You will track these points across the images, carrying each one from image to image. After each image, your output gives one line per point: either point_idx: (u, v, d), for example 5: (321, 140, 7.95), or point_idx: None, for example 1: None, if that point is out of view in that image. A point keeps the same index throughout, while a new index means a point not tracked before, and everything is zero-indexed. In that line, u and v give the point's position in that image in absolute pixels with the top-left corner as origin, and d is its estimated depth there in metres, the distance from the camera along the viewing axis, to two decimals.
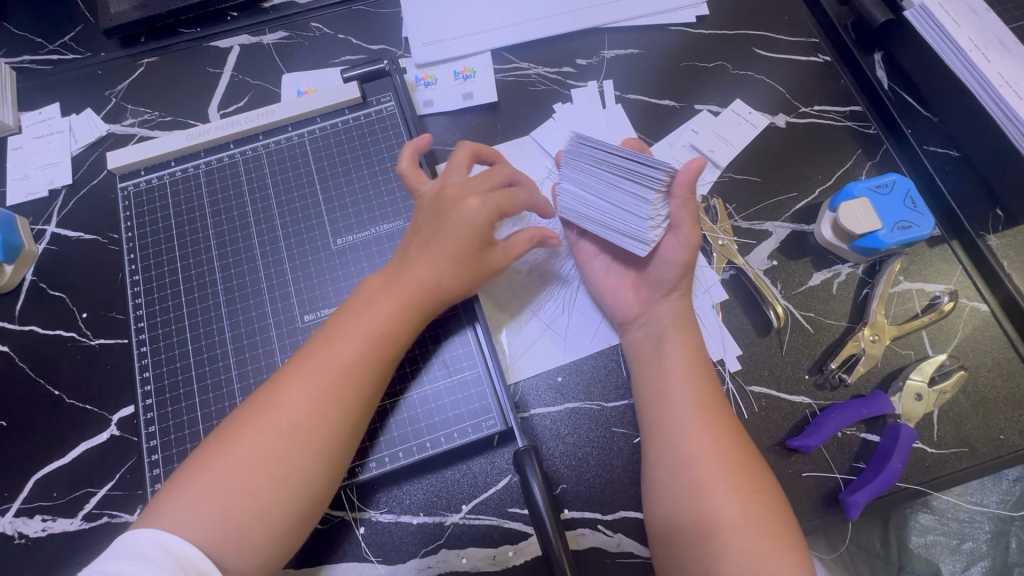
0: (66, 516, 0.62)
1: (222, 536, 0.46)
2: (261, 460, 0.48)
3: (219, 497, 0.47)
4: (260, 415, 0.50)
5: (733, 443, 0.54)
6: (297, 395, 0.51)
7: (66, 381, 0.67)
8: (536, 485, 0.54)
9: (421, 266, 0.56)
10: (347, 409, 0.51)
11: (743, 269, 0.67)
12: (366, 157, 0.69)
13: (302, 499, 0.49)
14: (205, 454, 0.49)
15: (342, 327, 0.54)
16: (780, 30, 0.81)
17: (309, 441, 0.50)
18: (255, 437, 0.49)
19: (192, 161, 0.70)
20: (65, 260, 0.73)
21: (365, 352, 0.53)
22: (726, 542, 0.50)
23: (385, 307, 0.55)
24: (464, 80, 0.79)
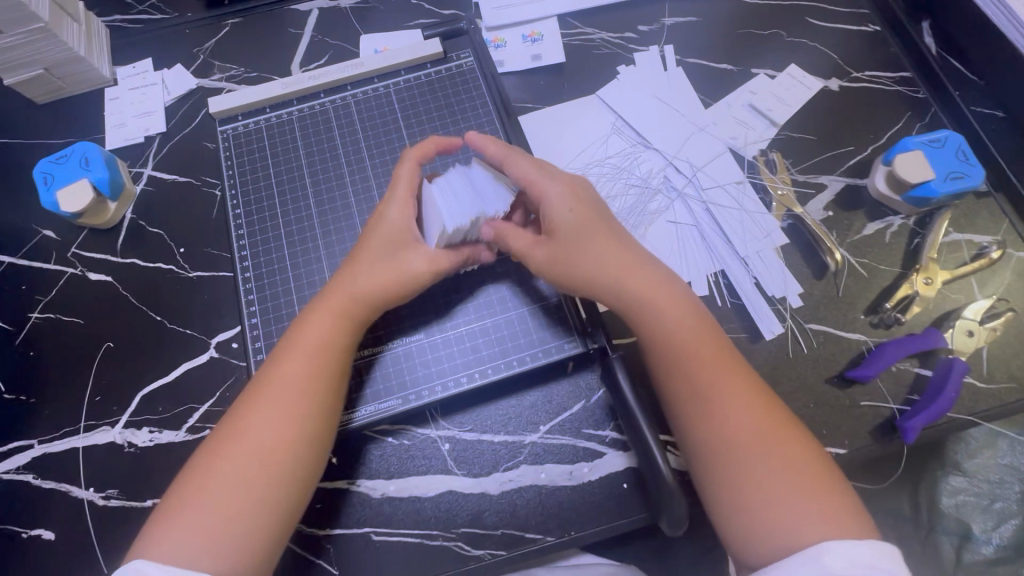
0: (171, 428, 0.66)
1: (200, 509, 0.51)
2: (233, 488, 0.52)
3: (223, 467, 0.53)
4: (226, 446, 0.54)
5: (740, 389, 0.54)
6: (286, 364, 0.57)
7: (167, 309, 0.72)
8: (627, 388, 0.60)
9: (403, 245, 0.60)
10: (310, 419, 0.56)
11: (802, 216, 0.72)
12: (448, 106, 0.74)
13: (289, 507, 0.54)
14: (223, 432, 0.55)
15: (317, 308, 0.59)
16: (832, 1, 0.86)
17: (276, 457, 0.54)
18: (225, 468, 0.53)
19: (286, 108, 0.75)
20: (162, 200, 0.78)
21: (309, 365, 0.57)
22: (756, 496, 0.50)
23: (333, 322, 0.59)
24: (533, 43, 0.84)
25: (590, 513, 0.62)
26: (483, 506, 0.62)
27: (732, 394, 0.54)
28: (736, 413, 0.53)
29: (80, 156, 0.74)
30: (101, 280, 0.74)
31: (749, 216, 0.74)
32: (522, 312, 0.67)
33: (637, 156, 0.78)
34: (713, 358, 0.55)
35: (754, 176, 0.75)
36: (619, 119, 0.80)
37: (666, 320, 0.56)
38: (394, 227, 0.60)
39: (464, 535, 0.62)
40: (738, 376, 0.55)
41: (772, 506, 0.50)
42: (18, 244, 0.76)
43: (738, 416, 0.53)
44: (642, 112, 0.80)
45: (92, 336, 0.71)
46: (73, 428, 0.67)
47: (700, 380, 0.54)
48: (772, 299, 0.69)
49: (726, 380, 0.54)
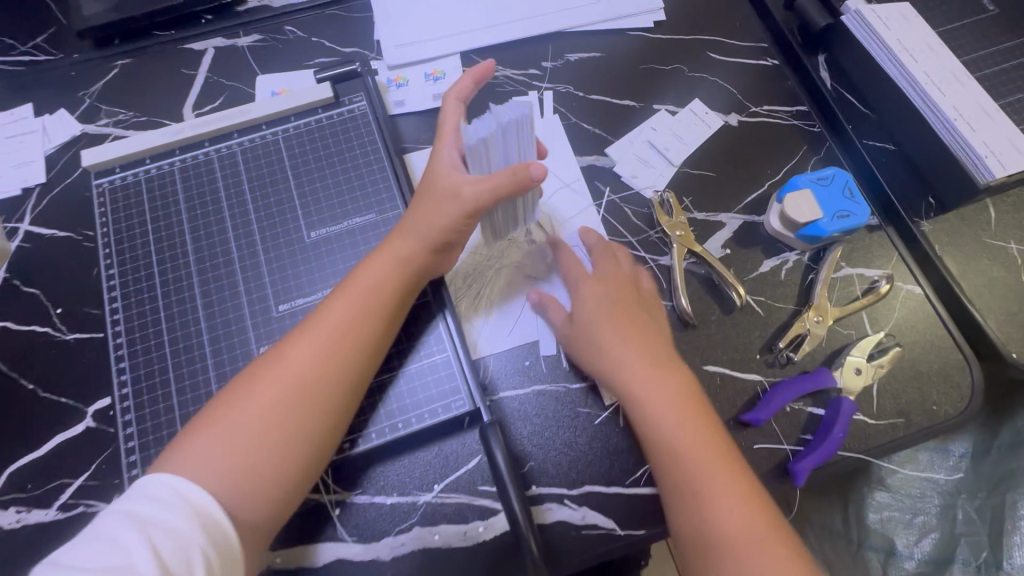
0: (42, 506, 0.62)
1: (226, 481, 0.50)
2: (250, 437, 0.52)
3: (235, 448, 0.51)
4: (245, 393, 0.53)
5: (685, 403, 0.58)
6: (304, 360, 0.55)
7: (41, 376, 0.68)
8: (500, 452, 0.60)
9: (423, 239, 0.60)
10: (331, 391, 0.55)
11: (702, 256, 0.72)
12: (338, 154, 0.72)
13: (289, 474, 0.53)
14: (240, 383, 0.54)
15: (333, 305, 0.58)
16: (732, 36, 0.87)
17: (291, 420, 0.53)
18: (256, 420, 0.52)
19: (167, 158, 0.71)
20: (39, 257, 0.73)
21: (344, 337, 0.57)
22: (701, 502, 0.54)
23: (374, 287, 0.59)
24: (435, 81, 0.83)
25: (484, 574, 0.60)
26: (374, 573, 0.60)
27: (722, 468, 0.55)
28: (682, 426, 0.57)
29: None
30: None
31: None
32: (410, 370, 0.64)
33: (538, 195, 0.77)
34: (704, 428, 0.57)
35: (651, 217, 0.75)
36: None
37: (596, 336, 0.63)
38: (420, 220, 0.60)
39: None
40: (680, 387, 0.59)
41: (710, 510, 0.54)
42: None
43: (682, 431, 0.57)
44: (544, 151, 0.79)
45: None
46: None
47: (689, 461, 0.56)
48: None
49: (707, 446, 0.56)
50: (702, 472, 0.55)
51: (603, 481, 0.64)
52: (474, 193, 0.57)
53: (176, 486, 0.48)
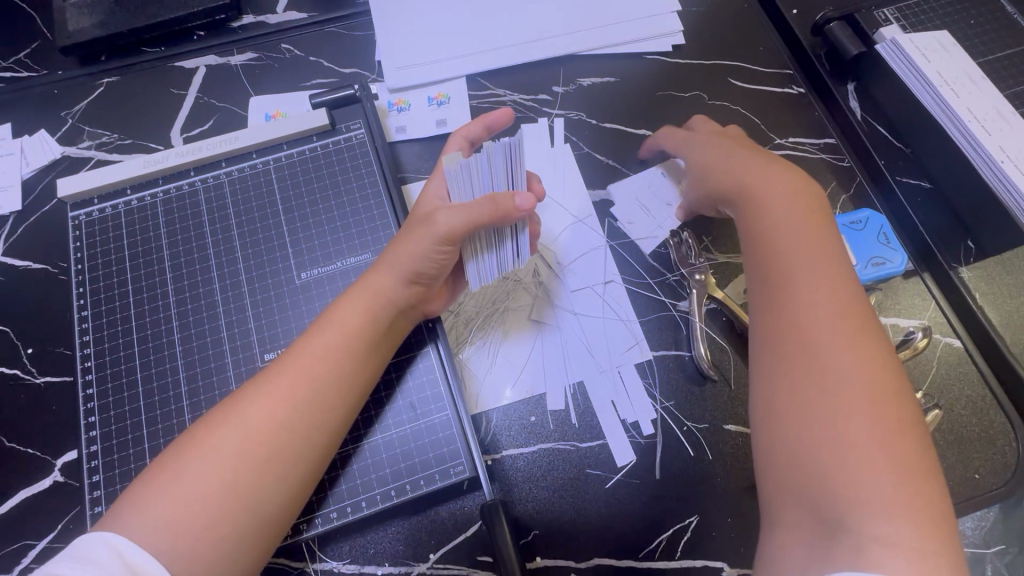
0: (2, 570, 0.57)
1: (168, 541, 0.44)
2: (209, 469, 0.47)
3: (183, 504, 0.46)
4: (213, 424, 0.50)
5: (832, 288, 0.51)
6: (264, 409, 0.50)
7: (8, 423, 0.63)
8: (505, 532, 0.53)
9: (397, 275, 0.56)
10: (302, 425, 0.51)
11: (725, 303, 0.66)
12: (333, 186, 0.67)
13: (257, 508, 0.48)
14: (212, 415, 0.51)
15: (301, 349, 0.53)
16: (755, 62, 0.82)
17: (258, 451, 0.49)
18: (219, 452, 0.48)
19: (149, 189, 0.66)
20: (10, 291, 0.68)
21: (323, 364, 0.53)
22: (830, 388, 0.46)
23: (356, 316, 0.55)
24: (438, 106, 0.78)
25: None
26: None
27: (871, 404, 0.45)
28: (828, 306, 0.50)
29: None
30: None
31: (612, 322, 0.67)
32: (406, 431, 0.59)
33: (549, 230, 0.72)
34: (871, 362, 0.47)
35: (668, 258, 0.70)
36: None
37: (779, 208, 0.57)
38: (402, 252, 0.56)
39: None
40: (833, 279, 0.51)
41: (839, 420, 0.45)
42: None
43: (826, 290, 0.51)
44: (555, 184, 0.74)
45: None
46: None
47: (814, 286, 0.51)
48: (688, 400, 0.63)
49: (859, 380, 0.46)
50: (835, 399, 0.46)
51: (613, 552, 0.58)
52: (446, 223, 0.53)
53: (113, 542, 0.43)
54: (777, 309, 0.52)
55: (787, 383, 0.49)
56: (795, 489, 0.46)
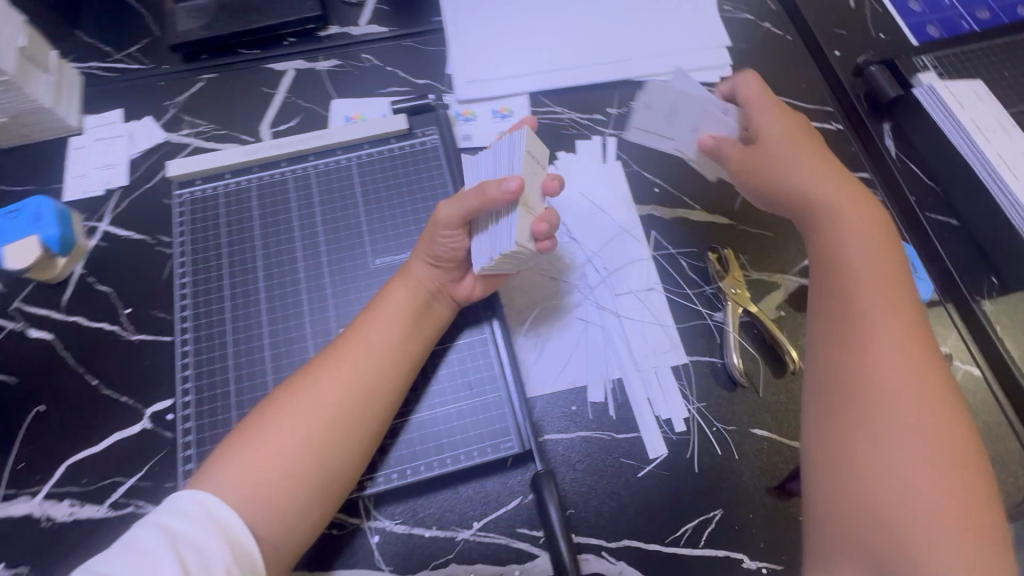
0: (93, 503, 0.64)
1: (248, 502, 0.51)
2: (288, 437, 0.54)
3: (258, 470, 0.52)
4: (286, 398, 0.56)
5: (900, 307, 0.56)
6: (328, 385, 0.57)
7: (105, 373, 0.70)
8: (553, 509, 0.61)
9: (422, 258, 0.64)
10: (369, 399, 0.58)
11: (759, 317, 0.71)
12: (407, 184, 0.74)
13: (325, 472, 0.54)
14: (283, 390, 0.57)
15: (350, 336, 0.61)
16: (797, 97, 0.88)
17: (324, 421, 0.55)
18: (289, 420, 0.55)
19: (245, 174, 0.75)
20: (114, 257, 0.77)
21: (391, 347, 0.60)
22: (890, 404, 0.52)
23: (403, 297, 0.63)
24: (502, 119, 0.85)
25: None
26: None
27: (924, 420, 0.51)
28: (891, 326, 0.55)
29: (32, 211, 0.73)
30: (42, 337, 0.72)
31: (652, 327, 0.72)
32: (463, 406, 0.66)
33: (598, 236, 0.78)
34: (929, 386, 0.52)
35: (707, 273, 0.75)
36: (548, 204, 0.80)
37: (850, 219, 0.60)
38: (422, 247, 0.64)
39: None
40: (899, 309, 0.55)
41: (888, 435, 0.51)
42: None
43: (891, 312, 0.55)
44: (605, 196, 0.81)
45: (24, 396, 0.69)
46: None
47: (878, 312, 0.56)
48: (722, 403, 0.69)
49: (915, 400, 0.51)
50: (887, 417, 0.51)
51: (643, 536, 0.63)
52: (446, 212, 0.60)
53: (203, 498, 0.49)
54: (845, 327, 0.56)
55: (844, 392, 0.54)
56: (853, 511, 0.50)
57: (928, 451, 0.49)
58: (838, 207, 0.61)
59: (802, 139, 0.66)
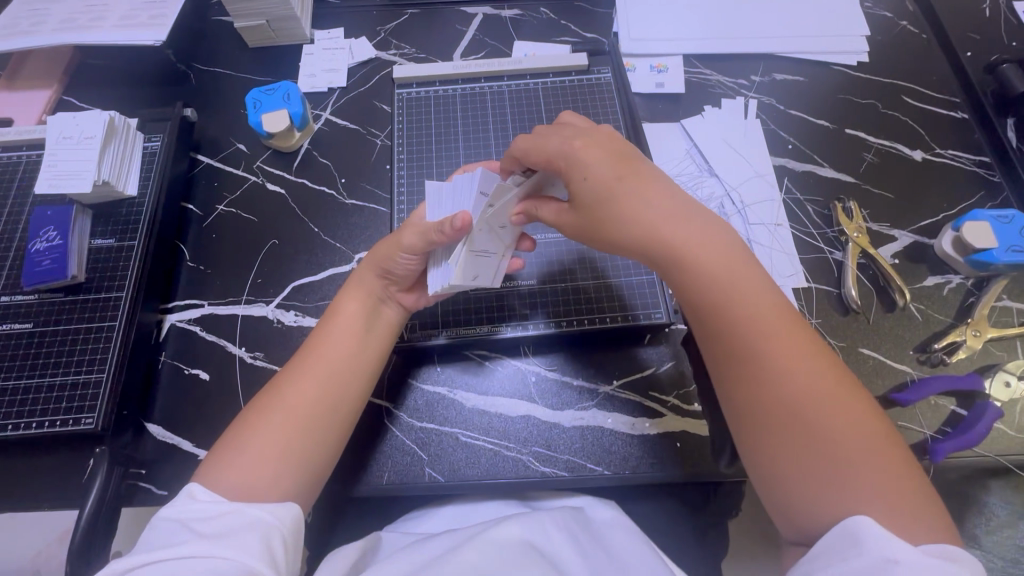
0: (313, 316, 0.81)
1: (257, 472, 0.58)
2: (266, 428, 0.61)
3: (259, 454, 0.59)
4: (276, 391, 0.65)
5: (750, 303, 0.57)
6: (297, 389, 0.64)
7: (324, 224, 0.88)
8: None
9: (375, 271, 0.71)
10: (330, 377, 0.66)
11: (875, 259, 0.82)
12: (584, 111, 0.91)
13: (309, 452, 0.62)
14: (267, 392, 0.65)
15: (331, 322, 0.70)
16: (928, 86, 0.97)
17: (276, 405, 0.63)
18: (269, 418, 0.62)
19: (451, 85, 0.92)
20: (333, 139, 0.94)
21: (342, 346, 0.68)
22: (816, 425, 0.52)
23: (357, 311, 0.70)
24: (658, 73, 0.98)
25: (644, 459, 0.72)
26: (556, 433, 0.73)
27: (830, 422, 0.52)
28: (739, 326, 0.57)
29: (284, 92, 0.92)
30: (276, 191, 0.90)
31: (779, 254, 0.84)
32: (621, 282, 0.80)
33: (739, 175, 0.90)
34: (828, 394, 0.53)
35: (832, 218, 0.86)
36: (693, 147, 0.93)
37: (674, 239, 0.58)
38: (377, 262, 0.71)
39: (535, 454, 0.73)
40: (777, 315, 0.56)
41: (838, 451, 0.51)
42: (216, 150, 0.94)
43: (752, 320, 0.56)
44: (746, 143, 0.92)
45: (261, 232, 0.87)
46: (235, 299, 0.82)
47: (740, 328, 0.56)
48: (840, 321, 0.79)
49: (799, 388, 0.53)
50: (805, 421, 0.52)
51: None
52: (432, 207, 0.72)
53: (191, 491, 0.56)
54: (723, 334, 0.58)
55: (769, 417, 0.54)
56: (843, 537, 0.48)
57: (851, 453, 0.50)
58: (669, 237, 0.59)
59: (626, 170, 0.61)
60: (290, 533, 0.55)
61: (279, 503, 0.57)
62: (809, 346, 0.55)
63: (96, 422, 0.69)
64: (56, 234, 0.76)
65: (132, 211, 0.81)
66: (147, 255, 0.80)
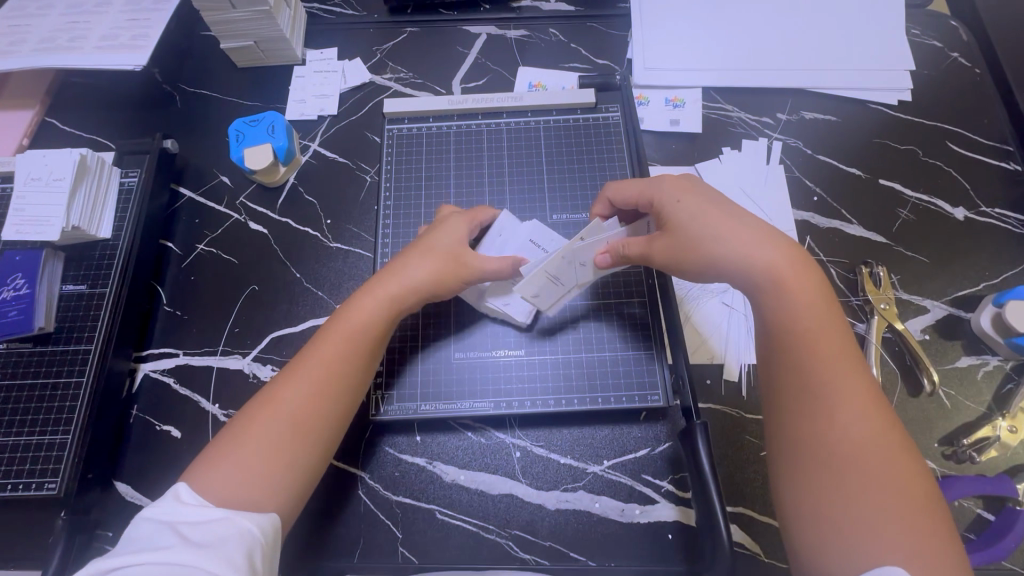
0: None
1: (250, 480, 0.55)
2: (274, 426, 0.58)
3: (259, 456, 0.57)
4: (282, 388, 0.61)
5: (825, 333, 0.55)
6: (304, 390, 0.61)
7: (306, 269, 0.83)
8: (704, 452, 0.62)
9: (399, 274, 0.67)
10: (347, 373, 0.63)
11: (904, 336, 0.74)
12: (587, 155, 0.84)
13: (312, 452, 0.59)
14: (272, 388, 0.61)
15: (340, 330, 0.64)
16: (977, 132, 0.87)
17: (285, 404, 0.60)
18: (279, 414, 0.59)
19: (445, 121, 0.87)
20: (320, 173, 0.89)
21: (361, 341, 0.64)
22: (845, 451, 0.51)
23: (374, 309, 0.65)
24: (674, 108, 0.90)
25: (633, 551, 0.67)
26: (538, 516, 0.69)
27: (863, 447, 0.51)
28: (808, 352, 0.55)
29: (268, 124, 0.86)
30: (259, 231, 0.85)
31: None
32: (618, 356, 0.74)
33: None
34: (871, 418, 0.52)
35: (857, 286, 0.78)
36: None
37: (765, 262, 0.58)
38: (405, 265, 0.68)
39: (516, 538, 0.68)
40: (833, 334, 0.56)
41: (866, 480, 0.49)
42: (198, 182, 0.89)
43: (828, 351, 0.55)
44: (766, 195, 0.84)
45: (241, 276, 0.83)
46: (211, 349, 0.78)
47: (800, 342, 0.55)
48: None
49: (843, 411, 0.52)
50: (834, 443, 0.51)
51: (758, 508, 0.68)
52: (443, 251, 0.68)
53: (178, 492, 0.53)
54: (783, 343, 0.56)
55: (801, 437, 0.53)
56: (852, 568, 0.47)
57: (878, 483, 0.49)
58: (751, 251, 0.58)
59: (723, 206, 0.62)
60: (268, 545, 0.53)
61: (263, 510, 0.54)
62: (870, 389, 0.54)
63: (59, 488, 0.67)
64: (23, 283, 0.73)
65: (105, 254, 0.78)
66: (119, 304, 0.76)
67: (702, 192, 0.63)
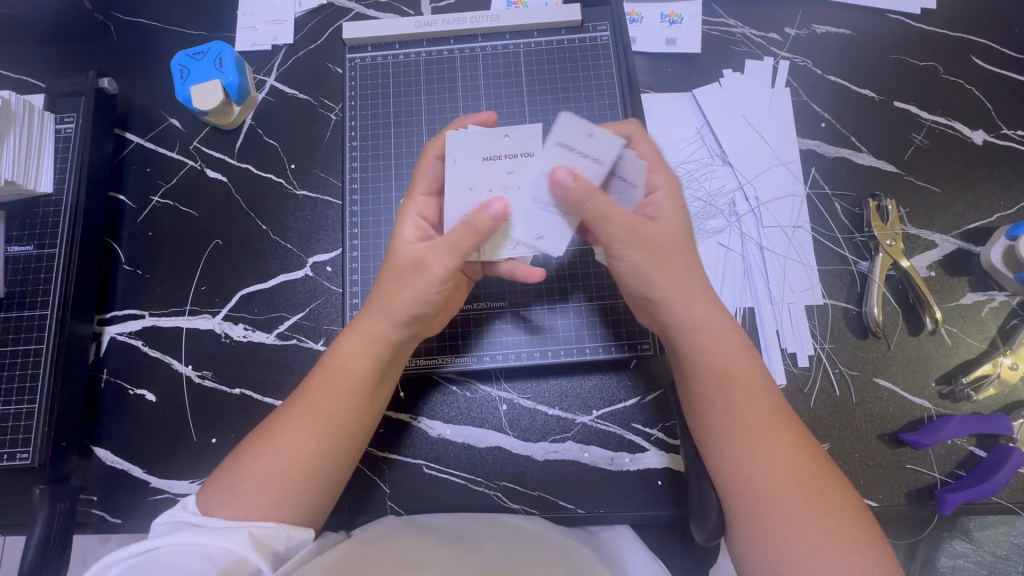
0: (264, 330, 0.73)
1: (261, 498, 0.52)
2: (275, 462, 0.53)
3: (266, 482, 0.53)
4: (277, 428, 0.55)
5: (749, 380, 0.56)
6: (298, 431, 0.55)
7: (272, 220, 0.77)
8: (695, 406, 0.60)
9: (391, 303, 0.57)
10: (343, 410, 0.56)
11: (909, 274, 0.69)
12: (573, 82, 0.76)
13: (320, 484, 0.55)
14: (270, 426, 0.56)
15: (333, 373, 0.57)
16: (1007, 43, 0.78)
17: (281, 443, 0.54)
18: (279, 453, 0.54)
19: (413, 48, 0.78)
20: (278, 112, 0.80)
21: (354, 376, 0.57)
22: (777, 477, 0.51)
23: (365, 343, 0.57)
24: (670, 25, 0.80)
25: (622, 498, 0.67)
26: (528, 467, 0.68)
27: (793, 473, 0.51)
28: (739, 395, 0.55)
29: (215, 55, 0.75)
30: (218, 178, 0.78)
31: (792, 264, 0.73)
32: (606, 306, 0.70)
33: (756, 163, 0.76)
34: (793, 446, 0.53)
35: (862, 222, 0.73)
36: (705, 124, 0.78)
37: (688, 316, 0.57)
38: (396, 286, 0.57)
39: (504, 489, 0.67)
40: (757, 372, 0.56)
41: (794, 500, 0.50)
42: (145, 126, 0.80)
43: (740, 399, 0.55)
44: (770, 122, 0.77)
45: (202, 230, 0.77)
46: (178, 309, 0.74)
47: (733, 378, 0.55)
48: (856, 345, 0.70)
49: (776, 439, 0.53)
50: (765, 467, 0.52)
51: None
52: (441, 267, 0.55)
53: (187, 504, 0.53)
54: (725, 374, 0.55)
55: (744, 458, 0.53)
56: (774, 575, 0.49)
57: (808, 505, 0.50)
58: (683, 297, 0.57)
59: (669, 258, 0.57)
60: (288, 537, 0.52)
61: (278, 519, 0.52)
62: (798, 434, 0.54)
63: (33, 458, 0.65)
64: None
65: (47, 211, 0.72)
66: (71, 265, 0.71)
67: (654, 239, 0.57)
